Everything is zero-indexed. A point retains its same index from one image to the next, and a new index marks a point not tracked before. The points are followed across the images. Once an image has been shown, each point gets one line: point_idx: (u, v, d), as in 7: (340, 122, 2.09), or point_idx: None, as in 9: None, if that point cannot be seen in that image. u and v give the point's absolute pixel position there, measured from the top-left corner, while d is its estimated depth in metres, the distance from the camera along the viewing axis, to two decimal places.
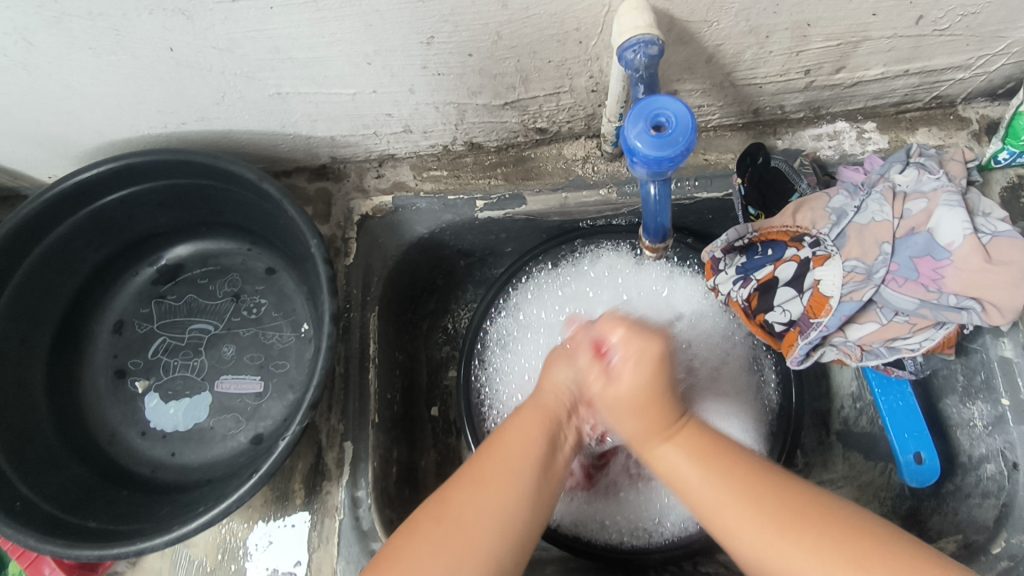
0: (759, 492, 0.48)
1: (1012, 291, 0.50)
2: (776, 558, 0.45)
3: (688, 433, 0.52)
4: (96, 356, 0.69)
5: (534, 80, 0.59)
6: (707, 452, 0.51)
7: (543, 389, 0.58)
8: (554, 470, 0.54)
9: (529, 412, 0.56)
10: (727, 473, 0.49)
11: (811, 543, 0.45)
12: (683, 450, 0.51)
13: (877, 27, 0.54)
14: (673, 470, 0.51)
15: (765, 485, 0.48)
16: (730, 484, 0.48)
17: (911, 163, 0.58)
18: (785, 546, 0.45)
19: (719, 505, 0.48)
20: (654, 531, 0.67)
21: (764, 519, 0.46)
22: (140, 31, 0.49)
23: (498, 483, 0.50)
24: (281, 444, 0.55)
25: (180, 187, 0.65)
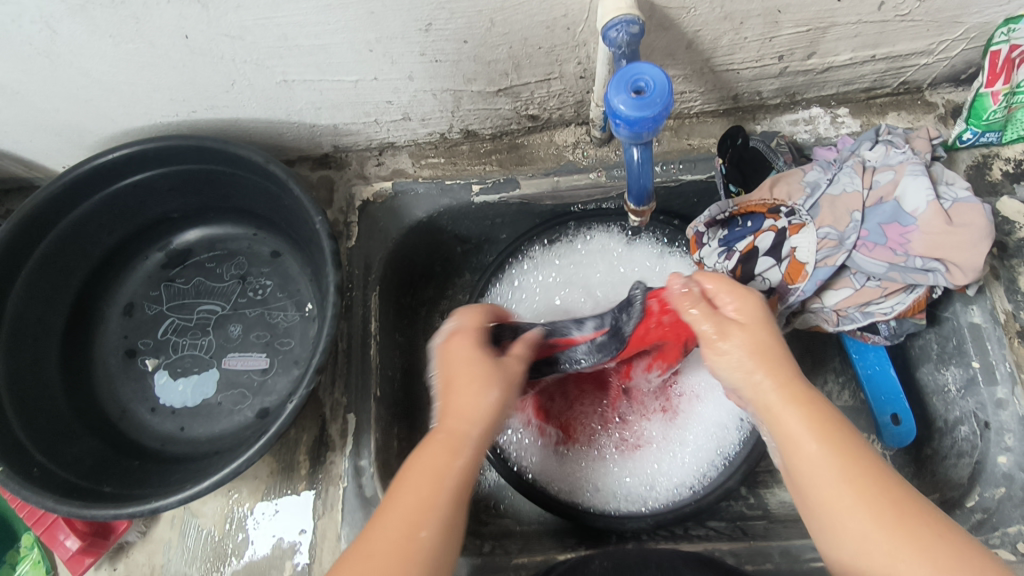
0: (906, 515, 0.43)
1: (972, 252, 0.53)
2: (894, 566, 0.42)
3: (812, 402, 0.48)
4: (108, 337, 0.72)
5: (526, 66, 0.63)
6: (833, 431, 0.47)
7: (451, 410, 0.51)
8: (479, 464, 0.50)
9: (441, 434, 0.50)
10: (860, 464, 0.45)
11: (918, 552, 0.42)
12: (803, 419, 0.48)
13: (842, 13, 0.58)
14: (797, 444, 0.47)
15: (885, 484, 0.45)
16: (848, 475, 0.45)
17: (881, 140, 0.62)
18: (917, 558, 0.42)
19: (835, 499, 0.45)
20: (648, 497, 0.71)
21: (877, 517, 0.43)
22: (158, 19, 0.53)
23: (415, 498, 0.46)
24: (289, 408, 0.58)
25: (191, 173, 0.69)
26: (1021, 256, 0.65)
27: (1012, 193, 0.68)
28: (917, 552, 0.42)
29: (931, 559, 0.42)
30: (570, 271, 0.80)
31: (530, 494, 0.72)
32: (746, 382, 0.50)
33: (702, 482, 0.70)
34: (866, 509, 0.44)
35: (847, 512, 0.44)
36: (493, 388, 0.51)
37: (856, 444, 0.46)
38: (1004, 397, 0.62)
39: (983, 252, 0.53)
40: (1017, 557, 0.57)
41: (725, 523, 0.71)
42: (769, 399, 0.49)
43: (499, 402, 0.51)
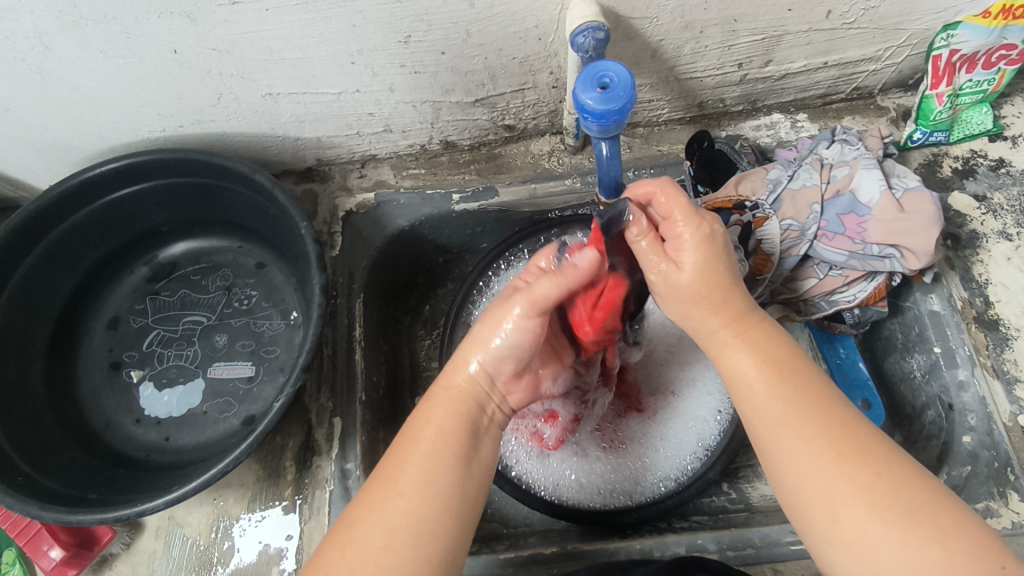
0: (845, 450, 0.45)
1: (923, 237, 0.57)
2: (832, 495, 0.44)
3: (764, 346, 0.50)
4: (92, 350, 0.72)
5: (501, 76, 0.66)
6: (783, 370, 0.49)
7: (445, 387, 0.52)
8: (479, 456, 0.51)
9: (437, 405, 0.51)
10: (804, 401, 0.47)
11: (854, 481, 0.43)
12: (752, 357, 0.50)
13: (794, 21, 0.63)
14: (746, 383, 0.50)
15: (829, 423, 0.46)
16: (794, 409, 0.47)
17: (836, 139, 0.66)
18: (852, 493, 0.43)
19: (778, 432, 0.47)
20: (634, 492, 0.72)
21: (818, 447, 0.45)
22: (149, 34, 0.55)
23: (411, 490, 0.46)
24: (275, 406, 0.59)
25: (178, 187, 0.71)
26: (973, 246, 0.69)
27: (962, 188, 0.72)
28: (854, 480, 0.43)
29: (864, 486, 0.43)
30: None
31: (517, 493, 0.72)
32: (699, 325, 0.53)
33: (686, 474, 0.72)
34: (810, 439, 0.45)
35: (787, 442, 0.46)
36: (516, 336, 0.49)
37: (802, 383, 0.48)
38: (965, 378, 0.65)
39: (934, 236, 0.56)
40: (986, 532, 0.59)
41: (707, 516, 0.72)
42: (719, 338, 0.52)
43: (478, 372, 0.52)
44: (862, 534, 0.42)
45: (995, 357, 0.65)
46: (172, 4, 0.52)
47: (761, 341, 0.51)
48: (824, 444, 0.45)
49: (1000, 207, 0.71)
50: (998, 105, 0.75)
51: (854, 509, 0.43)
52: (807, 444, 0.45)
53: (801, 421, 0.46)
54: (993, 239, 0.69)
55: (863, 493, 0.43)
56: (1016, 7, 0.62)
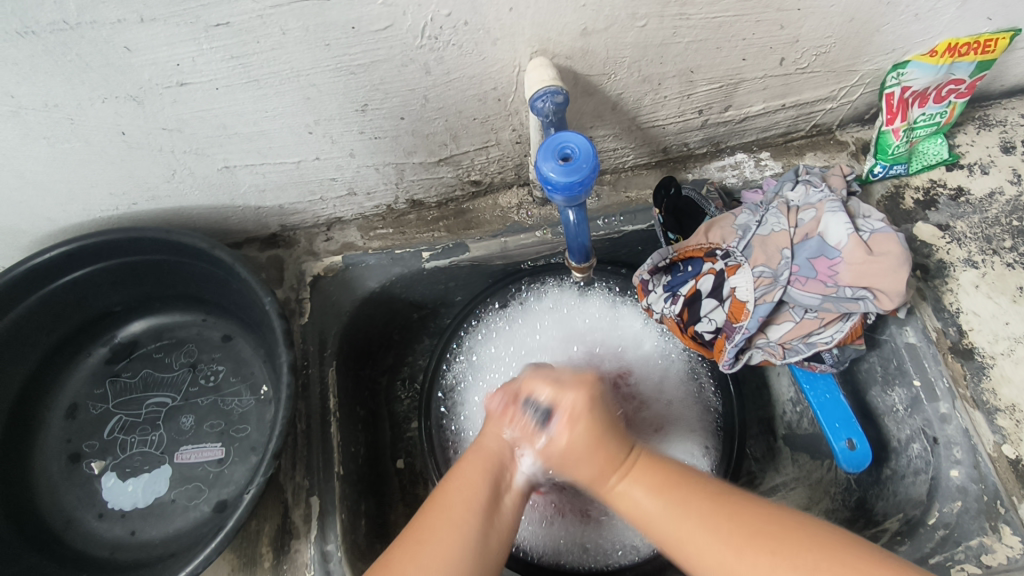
0: (757, 543, 0.44)
1: (893, 278, 0.57)
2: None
3: (649, 470, 0.51)
4: (49, 443, 0.68)
5: (463, 136, 0.65)
6: (667, 485, 0.50)
7: (488, 431, 0.57)
8: (501, 517, 0.51)
9: (467, 460, 0.54)
10: (663, 481, 0.50)
11: (758, 563, 0.43)
12: (635, 484, 0.51)
13: (749, 70, 0.63)
14: (639, 511, 0.50)
15: (703, 499, 0.48)
16: (724, 540, 0.45)
17: (800, 180, 0.67)
18: None
19: (687, 540, 0.46)
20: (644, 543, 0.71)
21: (736, 554, 0.44)
22: (94, 119, 0.53)
23: (440, 533, 0.47)
24: (245, 499, 0.55)
25: (135, 265, 0.68)
26: (941, 275, 0.70)
27: (926, 219, 0.73)
28: None
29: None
30: (528, 338, 0.80)
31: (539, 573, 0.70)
32: (589, 476, 0.52)
33: None
34: (721, 556, 0.44)
35: (698, 548, 0.45)
36: (539, 400, 0.55)
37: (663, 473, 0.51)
38: (947, 412, 0.65)
39: (903, 277, 0.56)
40: (983, 570, 0.58)
41: None
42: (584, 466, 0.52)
43: (516, 418, 0.56)
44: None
45: (974, 387, 0.65)
46: (116, 88, 0.50)
47: (645, 464, 0.52)
48: (735, 545, 0.44)
49: (964, 234, 0.72)
50: (952, 135, 0.77)
51: None
52: (683, 525, 0.46)
53: (701, 524, 0.46)
54: (961, 267, 0.70)
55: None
56: (960, 45, 0.64)
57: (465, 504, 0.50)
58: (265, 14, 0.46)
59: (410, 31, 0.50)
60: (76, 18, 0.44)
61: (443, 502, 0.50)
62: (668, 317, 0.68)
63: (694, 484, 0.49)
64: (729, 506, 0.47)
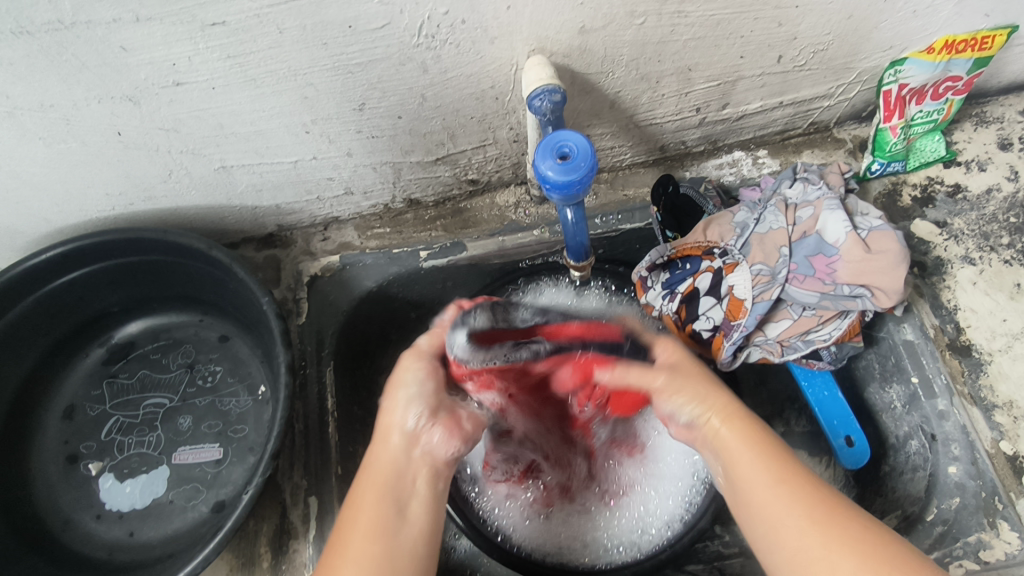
0: (791, 478, 0.44)
1: (892, 275, 0.57)
2: (789, 536, 0.42)
3: (741, 413, 0.50)
4: (46, 444, 0.68)
5: (460, 135, 0.65)
6: (750, 428, 0.49)
7: (377, 443, 0.51)
8: (413, 519, 0.47)
9: (365, 478, 0.49)
10: (737, 408, 0.51)
11: (794, 493, 0.43)
12: (697, 399, 0.52)
13: (747, 67, 0.63)
14: (701, 419, 0.51)
15: (760, 434, 0.48)
16: (767, 465, 0.45)
17: (798, 178, 0.66)
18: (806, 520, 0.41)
19: (733, 454, 0.47)
20: (641, 540, 0.70)
21: (771, 483, 0.44)
22: (90, 119, 0.53)
23: (336, 562, 0.43)
24: (244, 499, 0.55)
25: (132, 265, 0.68)
26: (939, 272, 0.70)
27: (923, 216, 0.73)
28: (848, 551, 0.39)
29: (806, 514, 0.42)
30: None
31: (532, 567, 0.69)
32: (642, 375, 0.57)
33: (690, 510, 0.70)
34: (774, 483, 0.44)
35: (739, 460, 0.46)
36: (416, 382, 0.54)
37: (736, 405, 0.51)
38: (945, 408, 0.65)
39: (902, 274, 0.56)
40: (982, 565, 0.59)
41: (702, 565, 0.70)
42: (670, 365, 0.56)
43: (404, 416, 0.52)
44: (812, 560, 0.40)
45: (972, 384, 0.65)
46: (112, 89, 0.50)
47: (717, 393, 0.52)
48: (771, 471, 0.45)
49: (961, 231, 0.72)
50: (949, 132, 0.77)
51: (806, 530, 0.41)
52: (736, 441, 0.48)
53: (751, 445, 0.47)
54: (958, 265, 0.70)
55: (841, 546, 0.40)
56: (958, 42, 0.64)
57: (374, 509, 0.46)
58: (261, 13, 0.46)
59: (407, 29, 0.50)
60: (72, 17, 0.43)
61: (372, 490, 0.48)
62: (666, 314, 0.68)
63: (758, 422, 0.50)
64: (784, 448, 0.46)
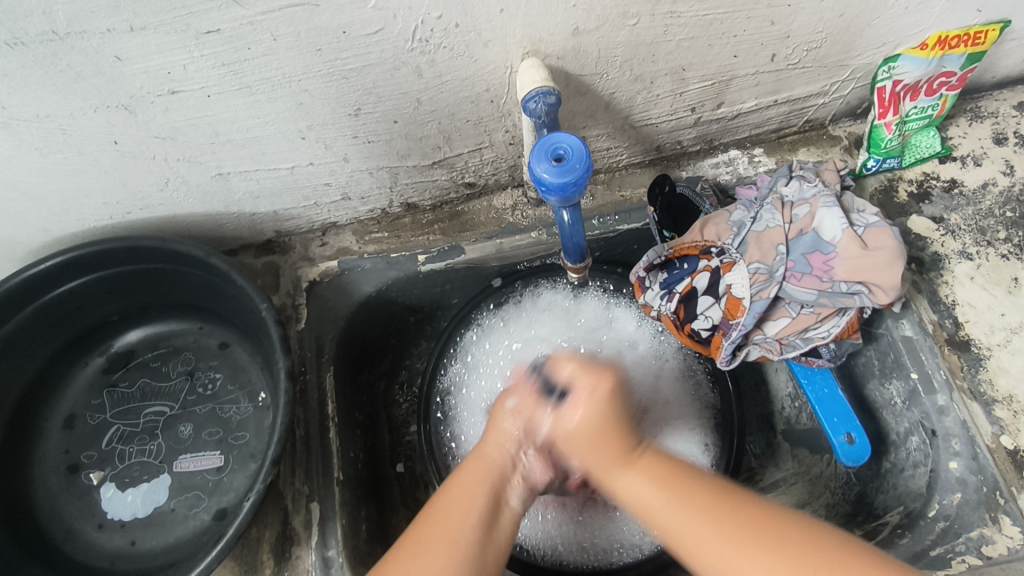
0: (765, 538, 0.44)
1: (889, 272, 0.57)
2: None
3: (660, 464, 0.50)
4: (47, 454, 0.68)
5: (456, 138, 0.65)
6: (671, 480, 0.49)
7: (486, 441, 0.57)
8: (498, 533, 0.51)
9: (465, 472, 0.54)
10: (656, 470, 0.50)
11: (772, 559, 0.43)
12: (639, 477, 0.49)
13: (741, 66, 0.64)
14: (638, 502, 0.49)
15: (704, 489, 0.48)
16: (724, 531, 0.45)
17: (794, 176, 0.67)
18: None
19: (685, 530, 0.46)
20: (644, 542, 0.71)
21: (742, 552, 0.43)
22: (86, 129, 0.53)
23: (436, 549, 0.47)
24: (245, 506, 0.55)
25: (130, 274, 0.68)
26: (937, 268, 0.70)
27: (920, 212, 0.73)
28: None
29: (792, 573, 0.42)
30: (524, 338, 0.80)
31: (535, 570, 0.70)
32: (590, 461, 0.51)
33: None
34: (748, 550, 0.43)
35: (695, 539, 0.45)
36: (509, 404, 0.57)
37: (672, 469, 0.50)
38: (945, 404, 0.65)
39: (899, 270, 0.57)
40: (985, 560, 0.59)
41: None
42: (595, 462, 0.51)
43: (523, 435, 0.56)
44: None
45: (971, 378, 0.65)
46: (107, 97, 0.50)
47: (653, 461, 0.51)
48: (741, 532, 0.44)
49: (958, 227, 0.72)
50: (944, 128, 0.77)
51: None
52: (672, 508, 0.47)
53: (701, 514, 0.46)
54: (955, 260, 0.70)
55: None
56: (951, 38, 0.65)
57: (462, 515, 0.50)
58: (255, 20, 0.46)
59: (401, 34, 0.50)
60: (66, 28, 0.44)
61: (441, 516, 0.50)
62: (664, 314, 0.69)
63: (698, 478, 0.49)
64: (745, 507, 0.46)
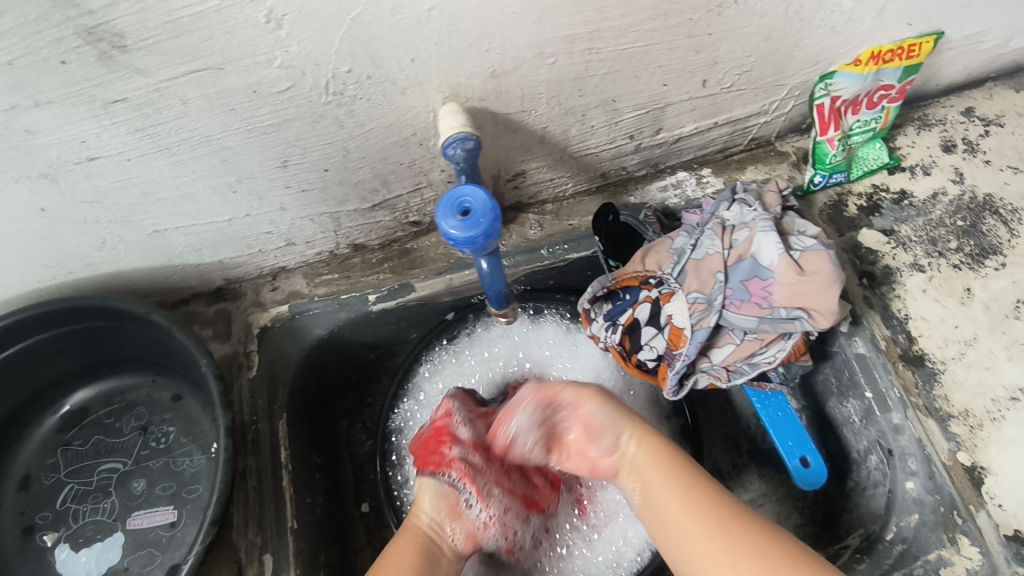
0: (728, 528, 0.49)
1: (826, 296, 0.56)
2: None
3: (659, 450, 0.58)
4: (2, 517, 0.68)
5: (393, 181, 0.65)
6: (664, 460, 0.56)
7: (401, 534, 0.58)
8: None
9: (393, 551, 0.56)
10: (670, 464, 0.56)
11: (730, 544, 0.48)
12: (645, 456, 0.58)
13: (672, 94, 0.63)
14: (641, 484, 0.57)
15: (696, 484, 0.53)
16: (704, 513, 0.50)
17: (736, 200, 0.67)
18: (743, 560, 0.47)
19: (670, 520, 0.52)
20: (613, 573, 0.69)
21: (709, 530, 0.49)
22: (10, 198, 0.53)
23: None
24: (186, 568, 0.56)
25: (77, 332, 0.68)
26: (888, 282, 0.69)
27: (870, 225, 0.73)
28: None
29: (739, 548, 0.47)
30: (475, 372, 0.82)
31: None
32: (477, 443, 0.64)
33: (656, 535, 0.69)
34: (711, 530, 0.49)
35: (674, 527, 0.52)
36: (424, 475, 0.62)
37: (670, 454, 0.57)
38: (900, 422, 0.64)
39: (835, 294, 0.56)
40: None
41: None
42: (632, 459, 0.59)
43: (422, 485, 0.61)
44: None
45: (926, 394, 0.64)
46: (26, 168, 0.50)
47: (655, 448, 0.58)
48: (709, 519, 0.50)
49: (908, 239, 0.71)
50: (891, 138, 0.77)
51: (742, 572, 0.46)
52: (662, 493, 0.54)
53: (683, 498, 0.52)
54: (907, 272, 0.70)
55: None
56: (884, 52, 0.64)
57: None
58: (160, 87, 0.46)
59: (314, 89, 0.50)
60: None
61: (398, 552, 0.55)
62: (610, 346, 0.67)
63: (695, 471, 0.55)
64: (731, 506, 0.50)
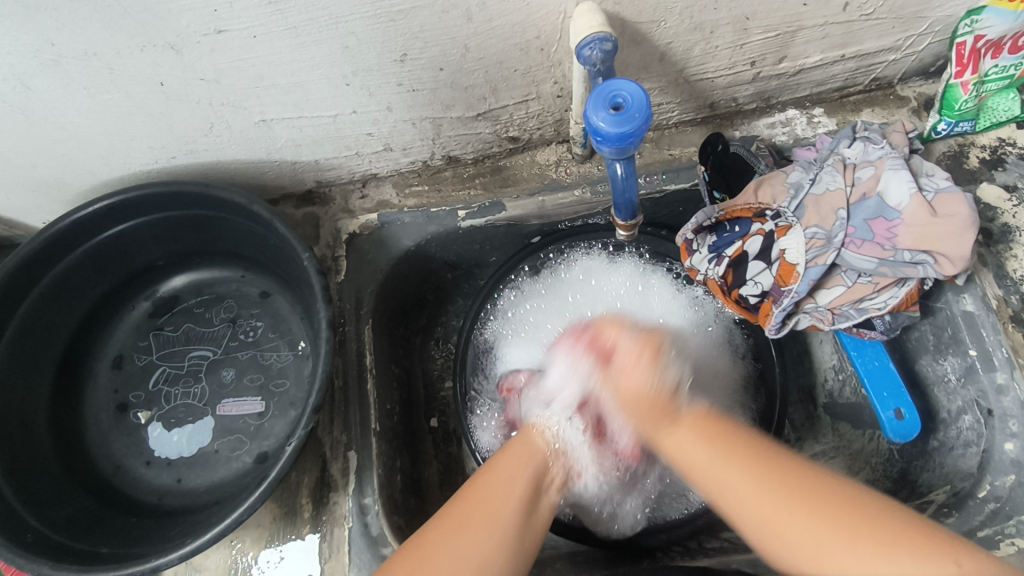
0: (797, 490, 0.46)
1: (957, 241, 0.54)
2: (795, 541, 0.44)
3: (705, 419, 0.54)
4: (98, 392, 0.70)
5: (503, 89, 0.63)
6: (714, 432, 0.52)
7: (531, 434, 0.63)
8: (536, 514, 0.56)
9: (509, 453, 0.60)
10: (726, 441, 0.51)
11: (810, 512, 0.44)
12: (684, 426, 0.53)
13: (809, 16, 0.59)
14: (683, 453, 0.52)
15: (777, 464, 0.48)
16: (761, 479, 0.47)
17: (858, 137, 0.63)
18: (810, 523, 0.44)
19: (725, 485, 0.48)
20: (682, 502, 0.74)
21: (784, 502, 0.45)
22: (132, 68, 0.52)
23: (479, 522, 0.51)
24: (287, 451, 0.56)
25: (176, 220, 0.68)
26: (1006, 240, 0.65)
27: (991, 179, 0.69)
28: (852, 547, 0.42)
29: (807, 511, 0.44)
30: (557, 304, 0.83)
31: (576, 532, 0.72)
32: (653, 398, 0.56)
33: None
34: (787, 499, 0.45)
35: (734, 492, 0.48)
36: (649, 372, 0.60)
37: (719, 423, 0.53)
38: (1004, 382, 0.62)
39: (968, 240, 0.54)
40: None
41: None
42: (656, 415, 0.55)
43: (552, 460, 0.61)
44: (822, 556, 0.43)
45: None
46: (153, 36, 0.49)
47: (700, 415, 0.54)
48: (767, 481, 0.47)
49: None
50: None
51: (804, 536, 0.44)
52: (710, 460, 0.50)
53: (742, 461, 0.49)
54: None
55: (840, 540, 0.43)
56: None
57: (501, 495, 0.54)
58: None
59: None
60: None
61: (484, 491, 0.54)
62: (711, 279, 0.67)
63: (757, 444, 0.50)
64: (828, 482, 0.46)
